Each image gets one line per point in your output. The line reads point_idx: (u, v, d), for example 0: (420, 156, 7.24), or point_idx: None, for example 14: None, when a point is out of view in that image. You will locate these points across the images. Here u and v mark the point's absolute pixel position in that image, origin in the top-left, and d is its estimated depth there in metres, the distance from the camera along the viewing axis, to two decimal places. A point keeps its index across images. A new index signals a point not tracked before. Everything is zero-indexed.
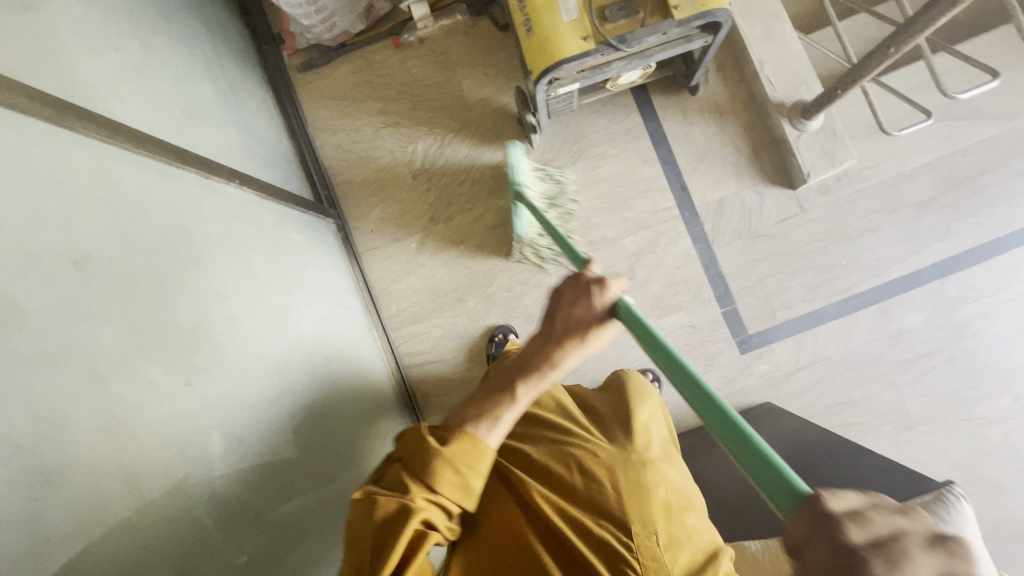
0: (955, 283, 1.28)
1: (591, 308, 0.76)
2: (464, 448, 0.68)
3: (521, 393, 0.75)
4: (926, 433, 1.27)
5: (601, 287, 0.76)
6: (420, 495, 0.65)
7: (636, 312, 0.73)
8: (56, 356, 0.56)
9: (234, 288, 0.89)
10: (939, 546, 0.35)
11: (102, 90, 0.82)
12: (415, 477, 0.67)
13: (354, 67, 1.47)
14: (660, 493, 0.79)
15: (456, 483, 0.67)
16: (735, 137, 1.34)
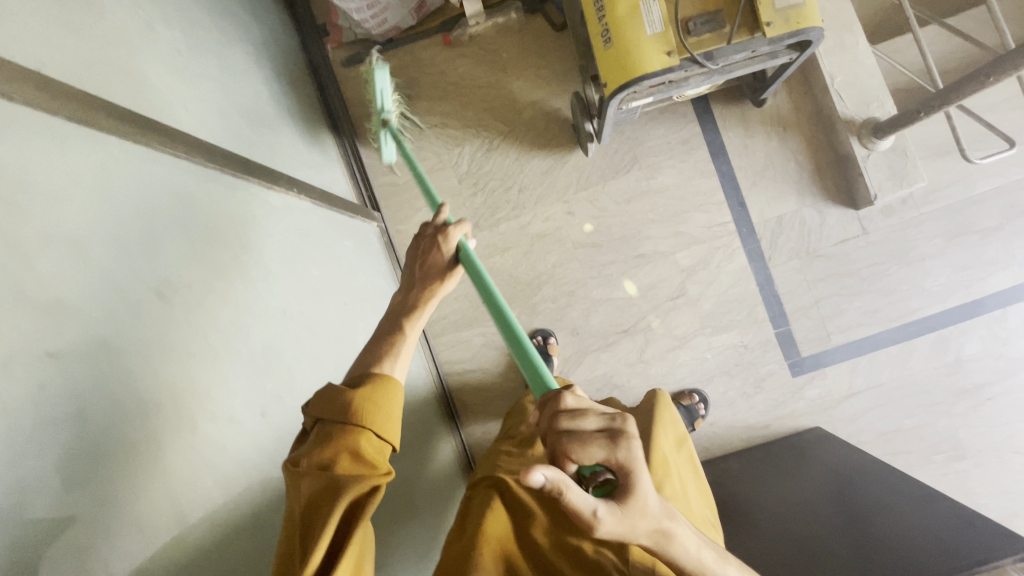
0: (1017, 313, 1.25)
1: (439, 251, 0.79)
2: (383, 388, 0.63)
3: (408, 329, 0.73)
4: (978, 465, 1.24)
5: (444, 234, 0.79)
6: (351, 439, 0.59)
7: (471, 258, 0.77)
8: (145, 396, 0.54)
9: (297, 306, 0.86)
10: (610, 418, 0.50)
11: (170, 97, 0.79)
12: (339, 423, 0.60)
13: (401, 64, 1.41)
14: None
15: (378, 429, 0.61)
16: (797, 153, 1.30)
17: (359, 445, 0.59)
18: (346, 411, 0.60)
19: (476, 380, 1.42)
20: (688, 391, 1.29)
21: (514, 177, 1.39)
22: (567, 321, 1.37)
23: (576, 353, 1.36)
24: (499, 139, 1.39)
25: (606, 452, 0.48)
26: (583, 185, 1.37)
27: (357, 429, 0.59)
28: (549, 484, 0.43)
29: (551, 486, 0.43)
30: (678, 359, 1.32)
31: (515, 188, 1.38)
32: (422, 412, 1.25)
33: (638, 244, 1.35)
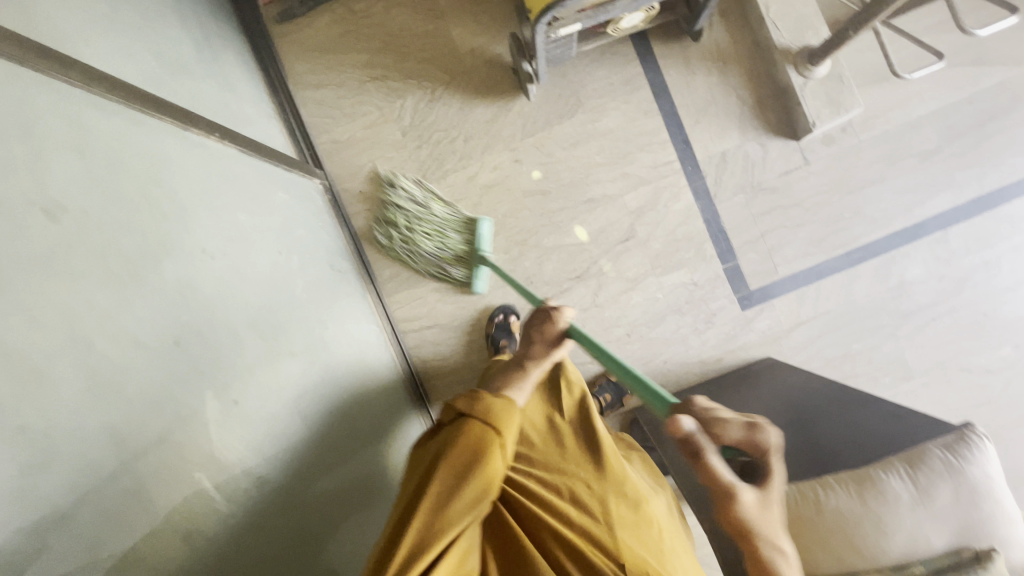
0: (958, 234, 1.27)
1: (549, 328, 0.90)
2: (504, 412, 0.76)
3: (529, 380, 0.87)
4: (925, 384, 1.27)
5: (558, 312, 0.90)
6: (486, 454, 0.72)
7: (581, 331, 0.88)
8: (31, 313, 0.51)
9: (221, 247, 0.84)
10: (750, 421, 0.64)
11: (66, 26, 0.75)
12: (476, 437, 0.73)
13: (336, 17, 1.38)
14: (653, 526, 0.82)
15: (502, 447, 0.74)
16: (737, 87, 1.30)
17: (492, 456, 0.73)
18: (486, 426, 0.74)
19: (434, 337, 1.37)
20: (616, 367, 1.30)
21: (458, 128, 1.36)
22: (519, 271, 1.36)
23: None
24: (441, 89, 1.36)
25: (744, 435, 0.63)
26: (528, 132, 1.35)
27: (491, 443, 0.73)
28: (693, 433, 0.63)
29: (694, 437, 0.63)
30: (631, 301, 1.33)
31: (461, 139, 1.36)
32: (387, 394, 1.21)
33: (586, 189, 1.34)
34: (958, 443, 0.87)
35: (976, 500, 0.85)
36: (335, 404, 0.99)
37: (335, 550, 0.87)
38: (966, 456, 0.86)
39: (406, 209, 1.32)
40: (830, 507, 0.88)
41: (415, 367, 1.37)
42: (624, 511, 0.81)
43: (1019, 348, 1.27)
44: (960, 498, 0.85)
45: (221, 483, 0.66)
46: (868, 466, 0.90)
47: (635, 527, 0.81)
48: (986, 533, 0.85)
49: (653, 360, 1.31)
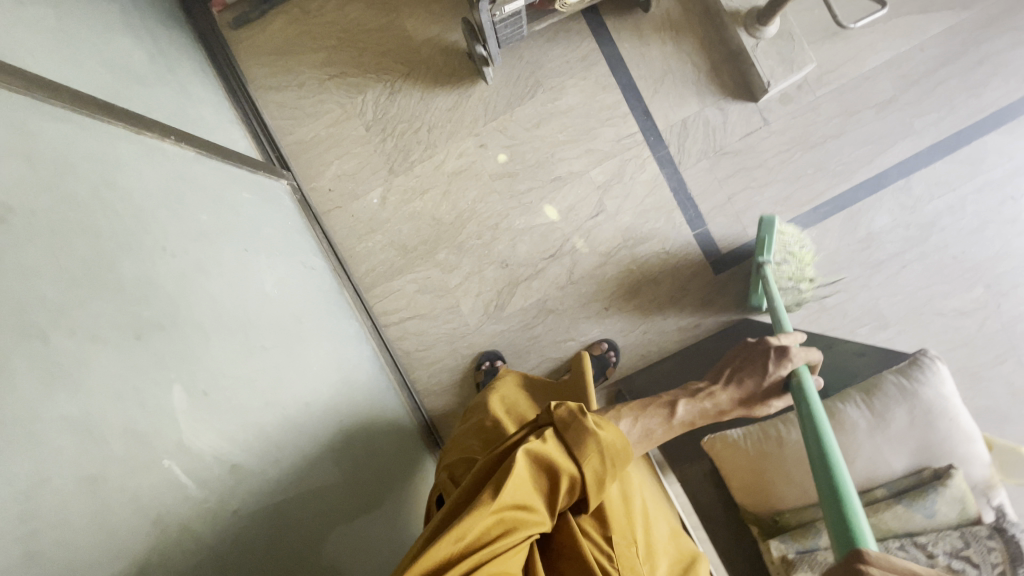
0: (920, 180, 1.29)
1: (766, 373, 0.85)
2: (618, 444, 0.71)
3: (683, 415, 0.85)
4: (901, 331, 1.28)
5: (783, 354, 0.85)
6: (567, 472, 0.68)
7: (806, 378, 0.82)
8: None
9: (182, 246, 0.84)
10: None
11: (18, 35, 0.75)
12: (564, 450, 0.69)
13: (291, 19, 1.39)
14: (637, 498, 0.82)
15: (593, 471, 0.69)
16: (691, 54, 1.31)
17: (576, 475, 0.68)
18: (574, 443, 0.69)
19: (415, 328, 1.38)
20: (597, 341, 1.32)
21: (421, 118, 1.37)
22: (494, 255, 1.37)
23: (508, 285, 1.37)
24: (400, 81, 1.37)
25: None
26: (490, 116, 1.36)
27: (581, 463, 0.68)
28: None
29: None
30: (607, 275, 1.34)
31: (424, 129, 1.37)
32: (375, 388, 1.21)
33: (553, 168, 1.35)
34: (911, 367, 0.91)
35: (933, 422, 0.87)
36: (321, 394, 1.00)
37: (325, 538, 0.86)
38: (916, 377, 0.89)
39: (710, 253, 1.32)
40: (793, 443, 0.91)
41: (399, 360, 1.37)
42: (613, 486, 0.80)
43: (990, 288, 1.28)
44: (915, 421, 0.87)
45: (193, 471, 0.66)
46: (828, 398, 0.93)
47: (623, 500, 0.79)
48: (944, 452, 0.86)
49: (633, 332, 1.33)
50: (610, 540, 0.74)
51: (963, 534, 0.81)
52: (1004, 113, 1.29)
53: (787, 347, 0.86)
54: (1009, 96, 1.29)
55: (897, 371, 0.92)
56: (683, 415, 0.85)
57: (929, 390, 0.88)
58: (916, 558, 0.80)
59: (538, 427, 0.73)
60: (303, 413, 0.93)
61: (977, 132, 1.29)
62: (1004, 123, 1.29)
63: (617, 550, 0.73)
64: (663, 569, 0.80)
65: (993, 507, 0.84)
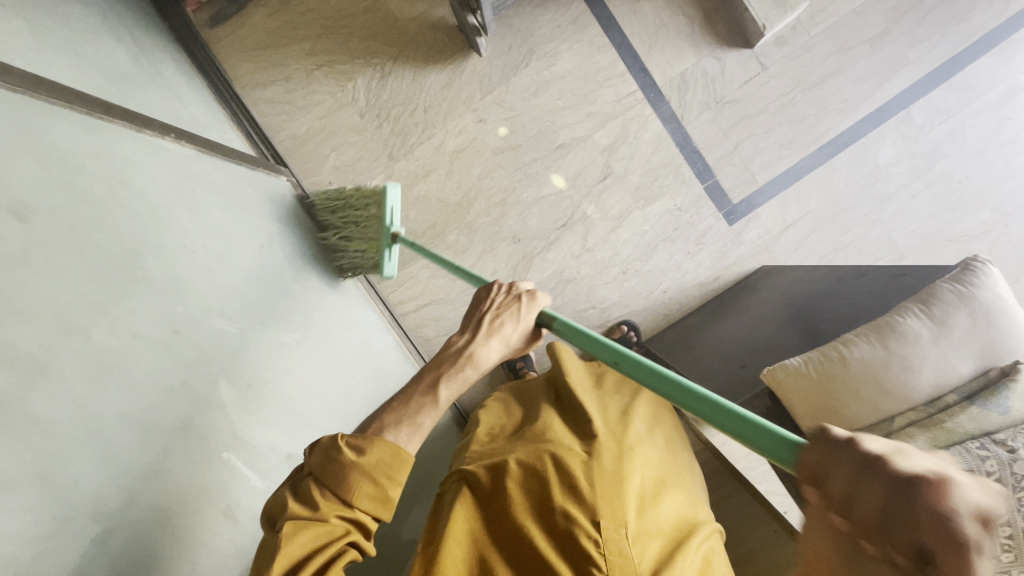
0: (920, 110, 1.30)
1: (521, 317, 0.73)
2: (384, 457, 0.57)
3: (443, 393, 0.64)
4: (916, 261, 1.30)
5: (531, 296, 0.76)
6: (333, 511, 0.54)
7: (563, 318, 0.74)
8: (26, 307, 0.48)
9: (201, 242, 0.81)
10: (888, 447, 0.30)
11: (7, 34, 0.70)
12: (326, 489, 0.55)
13: (270, 10, 1.35)
14: (635, 480, 0.82)
15: (371, 486, 0.56)
16: (683, 6, 1.30)
17: (357, 502, 0.55)
18: (333, 477, 0.55)
19: (433, 314, 1.35)
20: (617, 324, 1.31)
21: (415, 98, 1.34)
22: (506, 231, 1.35)
23: (523, 259, 1.35)
24: (390, 63, 1.34)
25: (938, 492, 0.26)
26: (486, 90, 1.33)
27: (350, 490, 0.55)
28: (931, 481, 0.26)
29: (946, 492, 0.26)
30: (620, 238, 1.33)
31: (420, 110, 1.34)
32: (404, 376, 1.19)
33: (555, 135, 1.33)
34: (964, 275, 0.88)
35: (995, 325, 0.85)
36: (356, 385, 0.98)
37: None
38: (973, 284, 0.86)
39: (724, 199, 1.31)
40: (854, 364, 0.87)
41: (420, 347, 1.34)
42: (606, 464, 0.81)
43: (996, 210, 1.30)
44: (977, 324, 0.84)
45: (250, 461, 0.66)
46: (885, 318, 0.89)
47: (616, 480, 0.80)
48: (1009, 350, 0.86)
49: (653, 292, 1.32)
50: (599, 523, 0.73)
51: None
52: (993, 37, 1.31)
53: (532, 289, 0.77)
54: (996, 19, 1.31)
55: (950, 279, 0.89)
56: (447, 396, 0.64)
57: (987, 294, 0.86)
58: (998, 454, 0.74)
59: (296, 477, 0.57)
60: (343, 404, 0.91)
61: (970, 57, 1.30)
62: (994, 46, 1.31)
63: (604, 534, 0.72)
64: (655, 549, 0.77)
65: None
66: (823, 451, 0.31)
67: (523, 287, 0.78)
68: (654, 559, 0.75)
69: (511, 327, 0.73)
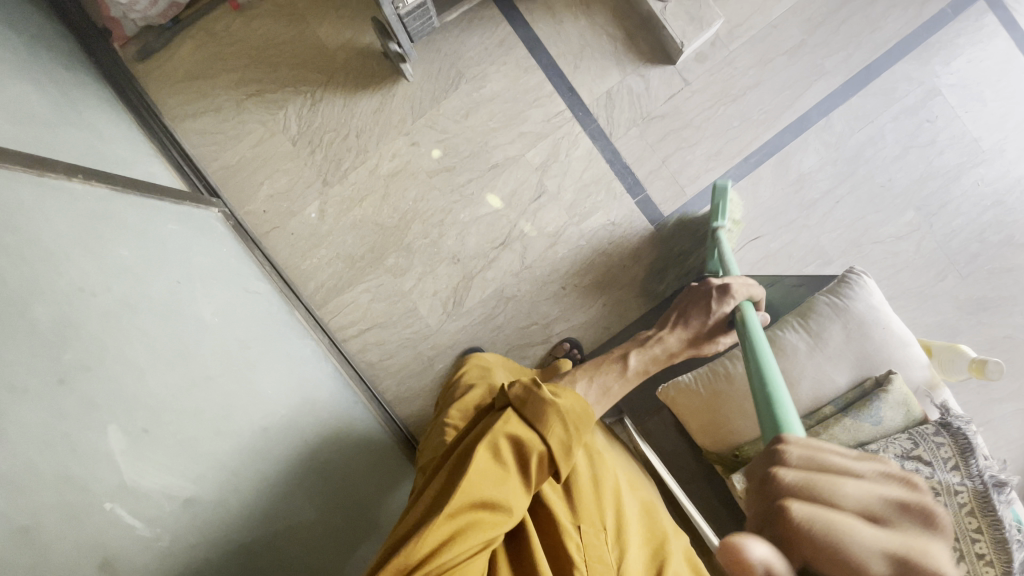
0: (839, 117, 1.33)
1: (710, 312, 0.87)
2: (575, 408, 0.72)
3: (632, 361, 0.86)
4: (844, 264, 1.33)
5: (725, 291, 0.87)
6: (533, 447, 0.69)
7: (749, 312, 0.82)
8: None
9: (105, 284, 0.80)
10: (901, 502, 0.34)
11: None
12: (527, 421, 0.70)
13: (197, 42, 1.35)
14: (609, 480, 0.85)
15: (562, 432, 0.70)
16: (606, 26, 1.33)
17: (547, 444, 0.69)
18: (536, 417, 0.70)
19: (375, 338, 1.35)
20: (560, 342, 1.32)
21: (348, 124, 1.35)
22: (445, 251, 1.35)
23: (463, 279, 1.35)
24: (320, 90, 1.34)
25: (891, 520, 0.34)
26: (418, 113, 1.34)
27: (548, 430, 0.69)
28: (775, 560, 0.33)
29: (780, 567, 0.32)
30: (557, 255, 1.34)
31: (353, 135, 1.35)
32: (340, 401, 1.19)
33: (488, 156, 1.35)
34: (840, 287, 0.95)
35: (867, 336, 0.92)
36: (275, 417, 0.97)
37: (292, 565, 0.86)
38: (846, 295, 0.94)
39: (656, 212, 1.33)
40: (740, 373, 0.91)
41: (364, 372, 1.34)
42: (583, 469, 0.85)
43: (920, 210, 1.33)
44: (851, 333, 0.91)
45: (138, 507, 0.66)
46: (769, 330, 0.96)
47: (592, 485, 0.83)
48: (883, 359, 0.91)
49: (593, 306, 1.34)
50: (580, 528, 0.78)
51: (912, 436, 0.84)
52: (907, 43, 1.34)
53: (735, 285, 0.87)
54: (908, 26, 1.35)
55: (829, 290, 0.96)
56: (635, 367, 0.86)
57: (857, 305, 0.93)
58: None
59: (497, 412, 0.74)
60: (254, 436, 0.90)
61: (886, 64, 1.34)
62: (909, 52, 1.34)
63: (586, 538, 0.77)
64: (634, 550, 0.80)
65: (935, 404, 0.88)
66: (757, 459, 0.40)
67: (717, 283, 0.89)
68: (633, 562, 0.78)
69: (698, 320, 0.89)
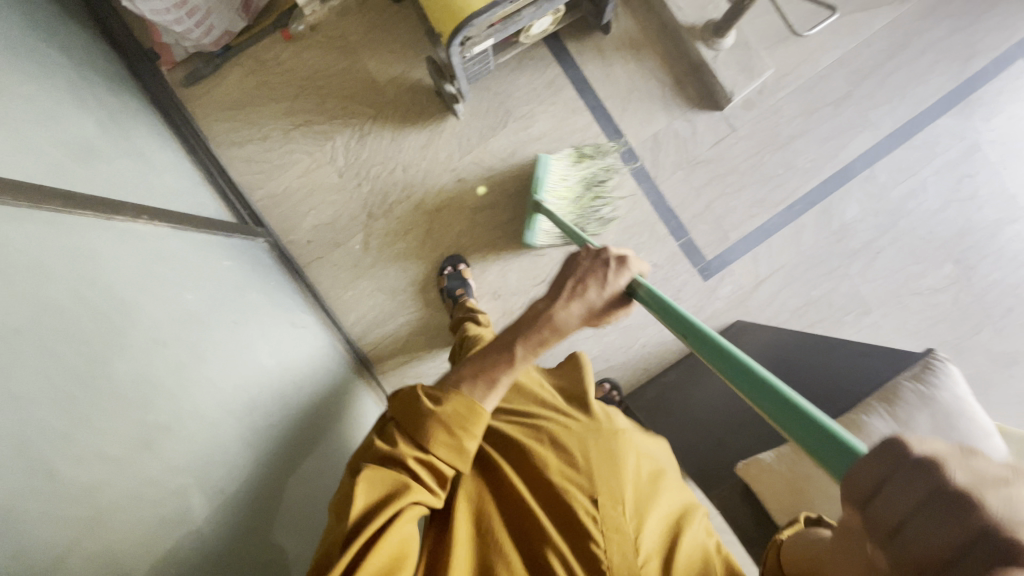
0: (882, 169, 1.35)
1: (604, 284, 0.74)
2: (458, 409, 0.70)
3: (518, 355, 0.75)
4: (883, 314, 1.34)
5: (620, 263, 0.75)
6: (412, 452, 0.67)
7: (651, 287, 0.72)
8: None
9: (174, 333, 0.81)
10: None
11: None
12: (406, 433, 0.69)
13: (246, 70, 1.35)
14: (629, 457, 0.83)
15: (447, 432, 0.69)
16: (655, 70, 1.34)
17: (434, 444, 0.68)
18: (418, 420, 0.69)
19: (413, 372, 1.35)
20: (600, 382, 1.30)
21: (394, 158, 1.35)
22: (486, 286, 1.35)
23: (503, 315, 1.35)
24: (369, 123, 1.34)
25: None
26: (465, 150, 1.35)
27: (433, 429, 0.68)
28: None
29: None
30: None
31: (399, 169, 1.35)
32: None
33: None
34: (925, 372, 0.92)
35: (954, 428, 0.88)
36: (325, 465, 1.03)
37: None
38: (933, 382, 0.90)
39: (700, 257, 1.34)
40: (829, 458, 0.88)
41: None
42: (596, 442, 0.83)
43: (958, 263, 1.35)
44: (940, 425, 0.88)
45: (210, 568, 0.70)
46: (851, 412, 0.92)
47: (608, 458, 0.81)
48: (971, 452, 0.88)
49: (632, 347, 1.34)
50: (595, 500, 0.77)
51: None
52: (950, 98, 1.36)
53: (627, 256, 0.76)
54: (953, 81, 1.36)
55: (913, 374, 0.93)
56: (520, 362, 0.75)
57: (944, 393, 0.89)
58: None
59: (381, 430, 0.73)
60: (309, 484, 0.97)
61: (929, 118, 1.36)
62: (952, 107, 1.36)
63: (601, 510, 0.76)
64: (655, 525, 0.78)
65: None
66: (873, 462, 0.35)
67: (616, 252, 0.77)
68: (652, 535, 0.77)
69: (594, 293, 0.75)
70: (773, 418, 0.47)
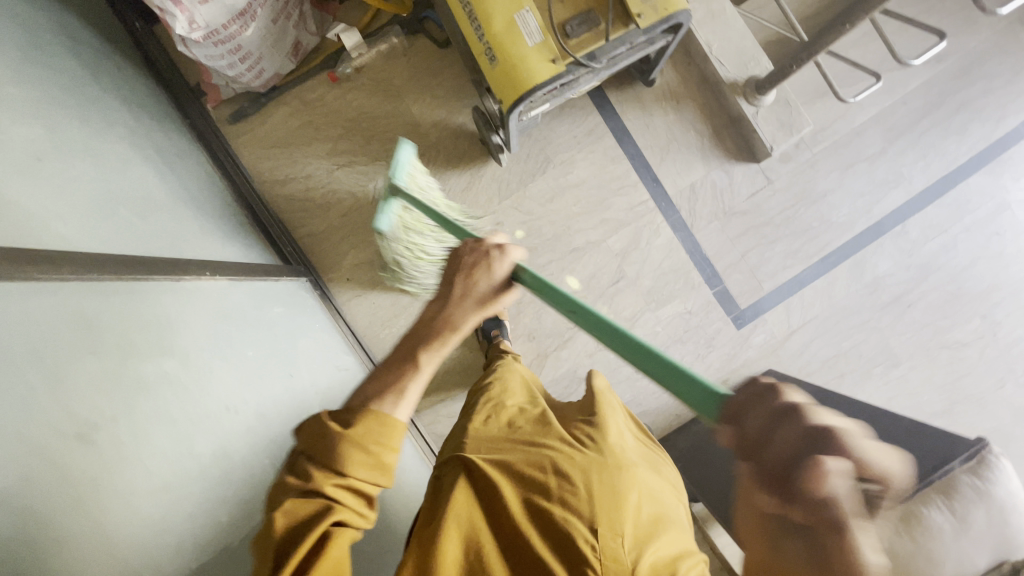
0: (914, 224, 1.37)
1: (490, 271, 0.75)
2: (372, 426, 0.59)
3: (422, 360, 0.68)
4: (912, 367, 1.36)
5: (500, 250, 0.76)
6: (329, 481, 0.56)
7: (536, 273, 0.75)
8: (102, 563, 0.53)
9: (241, 395, 0.84)
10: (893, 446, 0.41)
11: (61, 210, 0.70)
12: (319, 460, 0.57)
13: (291, 110, 1.37)
14: (633, 490, 0.80)
15: (366, 451, 0.58)
16: (694, 121, 1.36)
17: (350, 467, 0.57)
18: (327, 444, 0.57)
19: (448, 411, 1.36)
20: None
21: None
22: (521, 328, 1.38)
23: (537, 357, 1.37)
24: None
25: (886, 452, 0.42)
26: (505, 194, 1.37)
27: (347, 451, 0.57)
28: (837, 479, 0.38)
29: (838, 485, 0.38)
30: None
31: None
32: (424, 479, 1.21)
33: (570, 239, 1.36)
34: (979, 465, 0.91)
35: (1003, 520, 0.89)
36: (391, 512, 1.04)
37: None
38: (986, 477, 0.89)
39: (734, 306, 1.36)
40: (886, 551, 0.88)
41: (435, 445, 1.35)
42: (603, 475, 0.80)
43: (986, 319, 1.37)
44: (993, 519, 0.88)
45: None
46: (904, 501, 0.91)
47: (612, 491, 0.79)
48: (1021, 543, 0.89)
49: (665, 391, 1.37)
50: (595, 530, 0.74)
51: None
52: (981, 156, 1.38)
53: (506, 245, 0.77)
54: (986, 140, 1.38)
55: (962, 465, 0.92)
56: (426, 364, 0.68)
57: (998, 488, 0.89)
58: None
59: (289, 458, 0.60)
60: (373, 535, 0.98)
61: (961, 175, 1.38)
62: (983, 165, 1.38)
63: (602, 541, 0.73)
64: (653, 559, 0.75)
65: None
66: (737, 396, 0.46)
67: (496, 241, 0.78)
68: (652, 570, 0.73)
69: (484, 283, 0.75)
70: (697, 408, 0.54)
